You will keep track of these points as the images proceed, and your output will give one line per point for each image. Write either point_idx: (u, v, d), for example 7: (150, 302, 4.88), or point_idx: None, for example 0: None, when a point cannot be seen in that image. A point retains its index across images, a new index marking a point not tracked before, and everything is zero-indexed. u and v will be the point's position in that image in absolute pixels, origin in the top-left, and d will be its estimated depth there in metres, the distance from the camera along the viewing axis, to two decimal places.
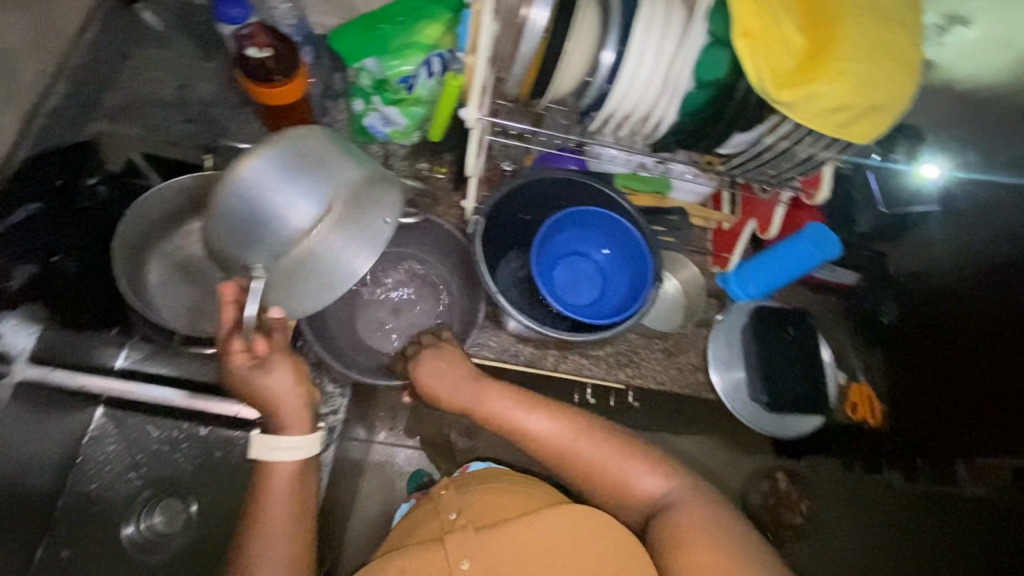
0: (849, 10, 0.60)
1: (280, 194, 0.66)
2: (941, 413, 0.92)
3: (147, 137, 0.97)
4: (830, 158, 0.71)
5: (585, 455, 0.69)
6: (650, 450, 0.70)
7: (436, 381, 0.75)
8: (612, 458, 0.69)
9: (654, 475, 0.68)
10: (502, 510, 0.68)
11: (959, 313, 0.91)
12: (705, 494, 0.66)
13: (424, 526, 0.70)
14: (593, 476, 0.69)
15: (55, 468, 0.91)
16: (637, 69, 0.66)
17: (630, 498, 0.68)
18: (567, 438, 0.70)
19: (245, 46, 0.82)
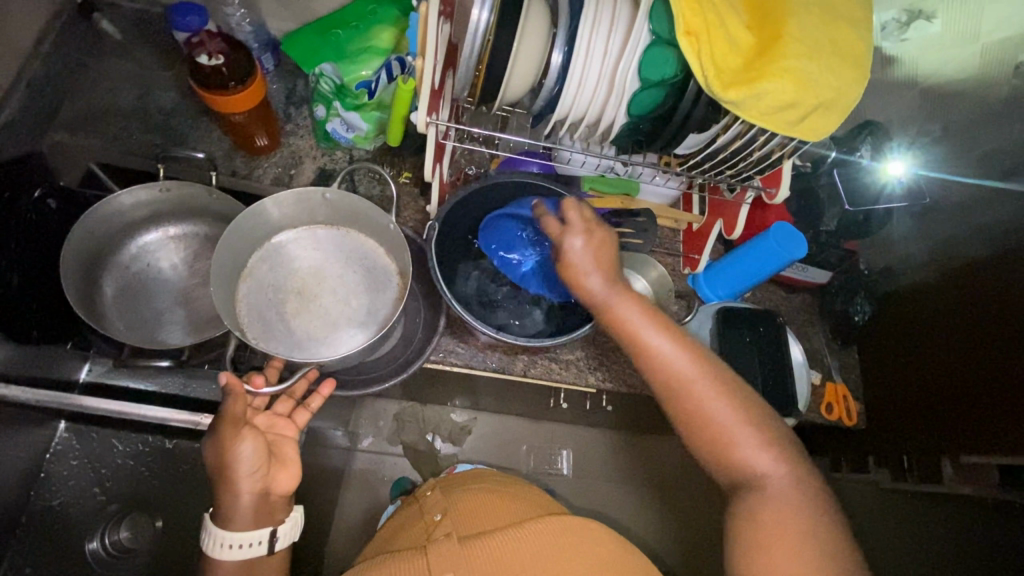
0: (794, 6, 0.59)
1: (287, 268, 0.81)
2: (946, 403, 0.89)
3: (107, 148, 0.96)
4: (785, 156, 0.70)
5: (701, 402, 0.60)
6: (768, 422, 0.60)
7: (581, 271, 0.65)
8: (717, 412, 0.60)
9: (766, 455, 0.58)
10: (487, 518, 0.67)
11: (949, 308, 0.90)
12: (810, 492, 0.57)
13: (411, 531, 0.70)
14: (698, 422, 0.60)
15: (17, 485, 0.90)
16: (584, 71, 0.65)
17: (728, 464, 0.59)
18: (689, 375, 0.61)
19: (194, 52, 0.82)
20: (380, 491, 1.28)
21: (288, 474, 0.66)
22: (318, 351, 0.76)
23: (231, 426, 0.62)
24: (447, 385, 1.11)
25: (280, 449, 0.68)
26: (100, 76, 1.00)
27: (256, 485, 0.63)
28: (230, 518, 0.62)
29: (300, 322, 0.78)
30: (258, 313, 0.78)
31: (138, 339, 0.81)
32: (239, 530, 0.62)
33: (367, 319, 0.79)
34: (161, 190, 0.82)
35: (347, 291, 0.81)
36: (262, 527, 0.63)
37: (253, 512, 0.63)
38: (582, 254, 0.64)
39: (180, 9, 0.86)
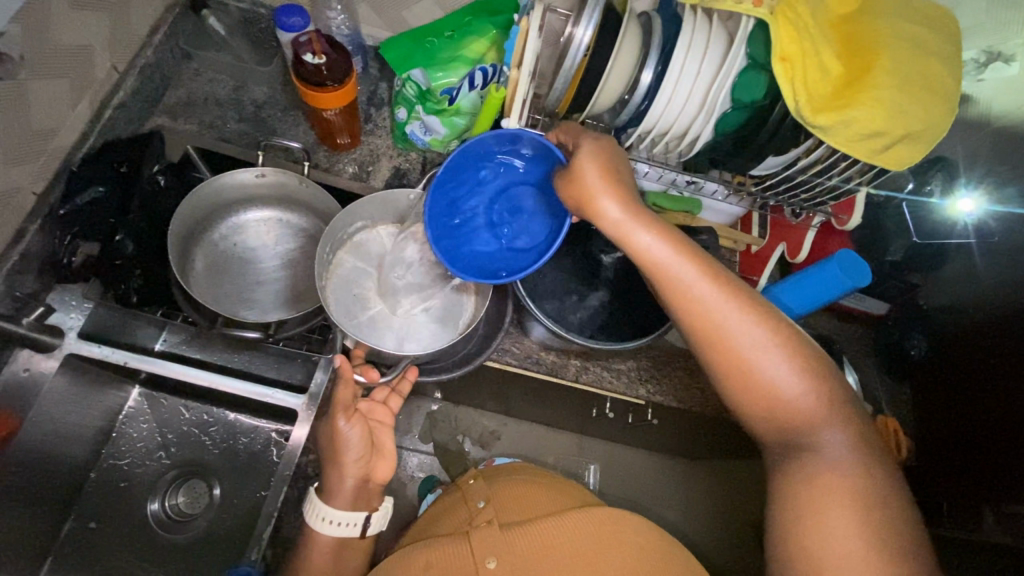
0: (887, 40, 0.62)
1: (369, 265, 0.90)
2: (980, 436, 0.89)
3: (202, 134, 1.02)
4: (863, 183, 0.71)
5: (749, 348, 0.60)
6: (813, 363, 0.60)
7: (594, 193, 0.64)
8: (751, 346, 0.60)
9: (803, 385, 0.59)
10: (529, 506, 0.70)
11: (991, 342, 0.90)
12: (859, 443, 0.58)
13: (453, 516, 0.73)
14: (740, 368, 0.60)
15: (92, 441, 0.95)
16: (675, 90, 0.68)
17: (771, 408, 0.60)
18: (718, 310, 0.61)
19: (301, 50, 0.88)
20: (409, 490, 1.26)
21: (385, 464, 0.78)
22: (407, 342, 0.85)
23: (342, 412, 0.75)
24: (491, 388, 1.13)
25: (380, 438, 0.80)
26: (202, 68, 1.07)
27: (358, 464, 0.76)
28: (335, 498, 0.74)
29: (386, 315, 0.87)
30: (349, 304, 0.86)
31: (225, 311, 0.87)
32: (339, 510, 0.74)
33: (449, 310, 0.88)
34: (258, 175, 0.88)
35: (429, 285, 0.89)
36: (357, 510, 0.75)
37: (352, 496, 0.75)
38: (595, 178, 0.63)
39: (284, 11, 0.92)
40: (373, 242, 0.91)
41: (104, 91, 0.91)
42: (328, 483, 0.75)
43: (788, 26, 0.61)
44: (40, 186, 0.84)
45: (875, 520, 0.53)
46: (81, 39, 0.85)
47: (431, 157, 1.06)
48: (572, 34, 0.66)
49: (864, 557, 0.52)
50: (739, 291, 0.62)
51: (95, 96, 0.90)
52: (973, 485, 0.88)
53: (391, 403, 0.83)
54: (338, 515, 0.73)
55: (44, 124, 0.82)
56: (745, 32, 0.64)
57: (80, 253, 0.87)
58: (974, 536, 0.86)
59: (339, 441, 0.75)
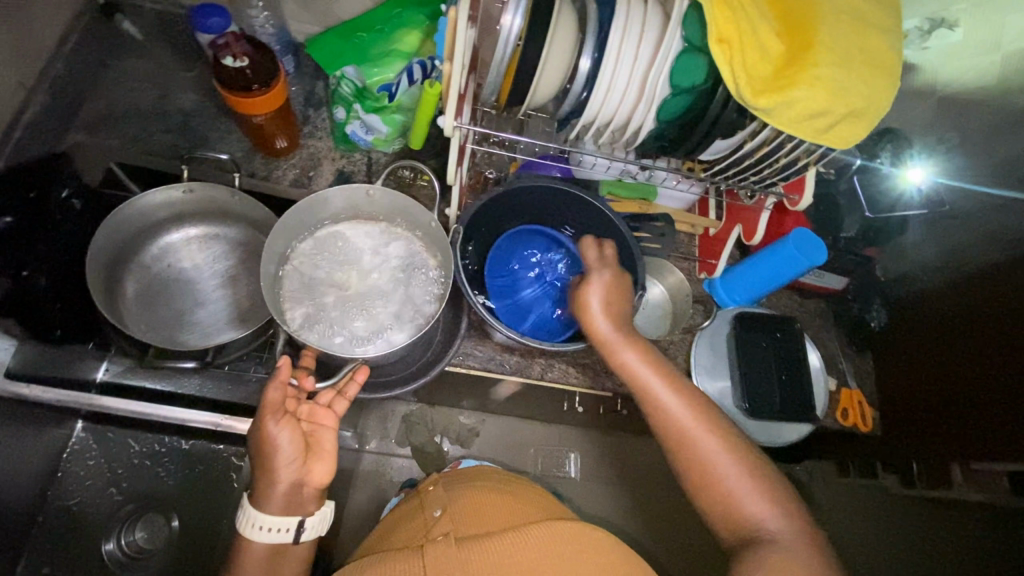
0: (825, 15, 0.60)
1: (315, 266, 0.84)
2: (944, 411, 0.90)
3: (128, 148, 0.96)
4: (811, 163, 0.69)
5: (705, 451, 0.60)
6: (767, 467, 0.60)
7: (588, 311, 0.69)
8: (724, 467, 0.59)
9: (774, 511, 0.57)
10: (487, 515, 0.67)
11: (971, 317, 0.88)
12: (810, 533, 0.56)
13: (408, 527, 0.70)
14: (703, 479, 0.59)
15: (36, 484, 0.90)
16: (613, 77, 0.65)
17: (732, 515, 0.58)
18: (690, 424, 0.61)
19: (220, 54, 0.82)
20: (386, 497, 1.23)
21: (324, 466, 0.67)
22: (382, 336, 0.81)
23: (272, 413, 0.63)
24: (458, 389, 1.10)
25: (319, 439, 0.68)
26: (122, 77, 1.00)
27: (291, 466, 0.64)
28: (265, 502, 0.64)
29: (349, 313, 0.82)
30: (299, 308, 0.80)
31: (159, 338, 0.81)
32: (272, 515, 0.64)
33: (414, 295, 0.84)
34: (185, 191, 0.83)
35: (381, 278, 0.85)
36: (290, 515, 0.64)
37: (286, 499, 0.64)
38: (596, 297, 0.68)
39: (202, 11, 0.85)
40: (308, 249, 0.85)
41: (12, 108, 0.82)
42: (254, 487, 0.64)
43: (723, 4, 0.58)
44: None
45: None
46: None
47: (375, 157, 1.01)
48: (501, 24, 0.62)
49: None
50: (714, 415, 0.63)
51: (3, 112, 0.80)
52: (934, 450, 0.90)
53: (335, 407, 0.71)
54: (267, 519, 0.63)
55: None
56: (680, 13, 0.60)
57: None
58: (950, 495, 0.88)
59: (265, 442, 0.63)
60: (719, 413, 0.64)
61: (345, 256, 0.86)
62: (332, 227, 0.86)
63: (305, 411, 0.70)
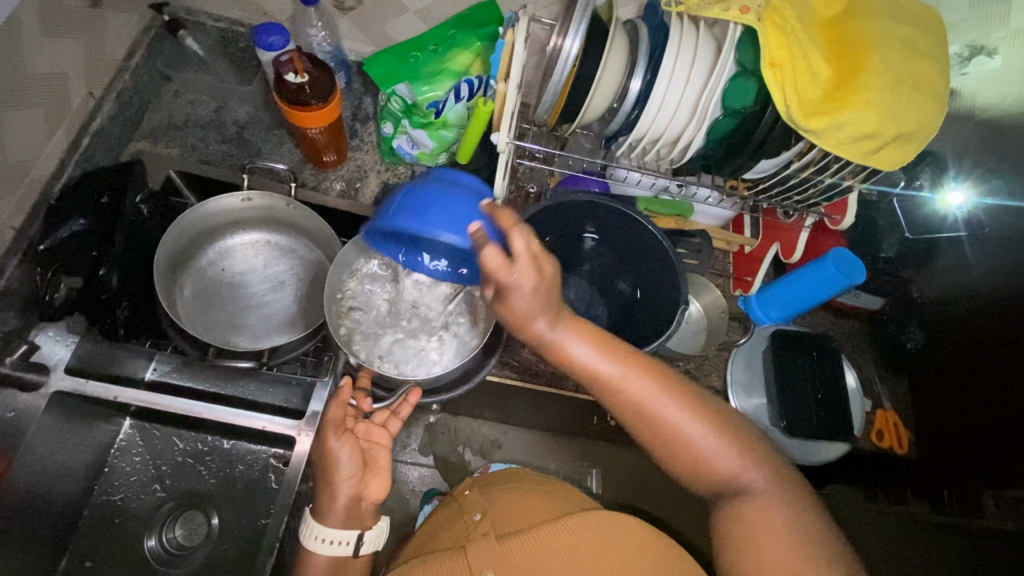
0: (875, 42, 0.62)
1: (375, 293, 0.88)
2: (975, 433, 0.91)
3: (185, 157, 1.01)
4: (856, 184, 0.71)
5: (671, 422, 0.58)
6: (729, 421, 0.61)
7: (522, 316, 0.58)
8: (687, 429, 0.58)
9: (736, 457, 0.58)
10: (526, 514, 0.68)
11: (982, 338, 0.93)
12: (782, 479, 0.58)
13: (450, 531, 0.71)
14: (671, 448, 0.59)
15: (84, 478, 0.93)
16: (665, 98, 0.67)
17: (700, 469, 0.59)
18: (648, 396, 0.59)
19: (284, 70, 0.87)
20: (412, 505, 1.24)
21: (379, 482, 0.72)
22: (438, 360, 0.84)
23: (333, 431, 0.69)
24: (488, 398, 1.12)
25: (375, 457, 0.74)
26: (182, 90, 1.05)
27: (352, 481, 0.70)
28: (326, 515, 0.69)
29: (404, 338, 0.85)
30: (362, 335, 0.85)
31: (216, 339, 0.85)
32: (331, 527, 0.69)
33: (463, 313, 0.87)
34: (243, 199, 0.87)
35: (429, 298, 0.88)
36: (350, 528, 0.70)
37: (345, 513, 0.70)
38: (522, 297, 0.56)
39: (264, 30, 0.90)
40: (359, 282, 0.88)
41: (81, 118, 0.89)
42: (316, 503, 0.70)
43: (776, 31, 0.60)
44: (19, 220, 0.82)
45: (811, 551, 0.52)
46: (55, 67, 0.83)
47: (419, 171, 1.05)
48: (559, 46, 0.65)
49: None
50: (666, 376, 0.60)
51: (72, 123, 0.88)
52: (959, 472, 0.92)
53: (390, 425, 0.78)
54: (330, 531, 0.69)
55: (19, 156, 0.80)
56: (734, 38, 0.63)
57: (63, 288, 0.82)
58: (977, 521, 0.88)
59: (327, 457, 0.69)
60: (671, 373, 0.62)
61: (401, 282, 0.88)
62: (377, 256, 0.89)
63: (363, 429, 0.75)
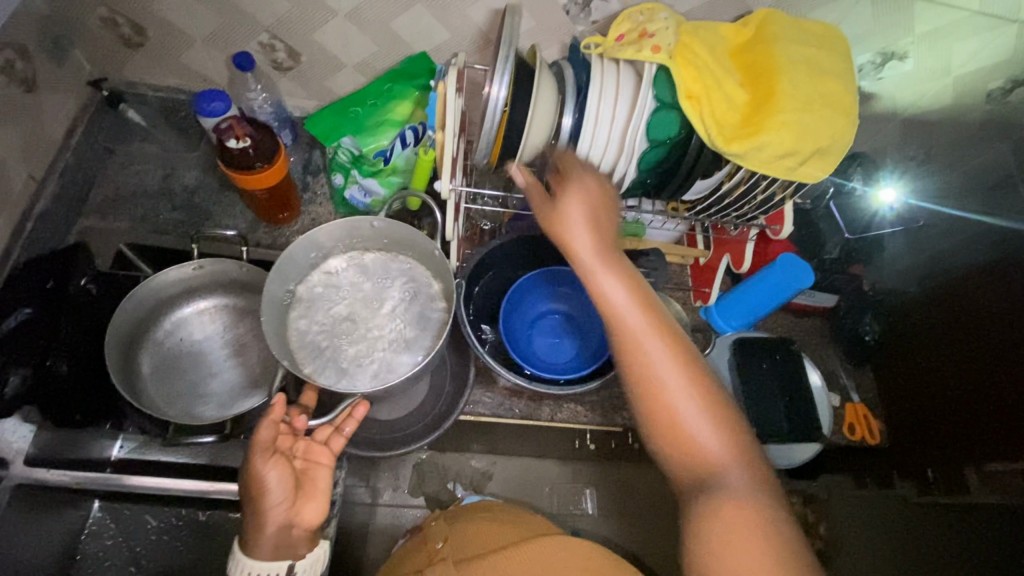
0: (782, 66, 0.65)
1: (317, 313, 0.83)
2: (941, 410, 0.94)
3: (136, 229, 1.00)
4: (787, 197, 0.74)
5: (656, 371, 0.52)
6: (739, 420, 0.53)
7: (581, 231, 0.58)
8: (677, 389, 0.51)
9: (725, 445, 0.51)
10: (487, 538, 0.69)
11: (957, 320, 0.92)
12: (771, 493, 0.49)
13: (412, 560, 0.71)
14: (656, 415, 0.52)
15: (54, 572, 0.89)
16: (594, 135, 0.69)
17: (681, 451, 0.51)
18: (649, 345, 0.53)
19: (223, 137, 0.86)
20: None
21: (316, 506, 0.66)
22: (397, 366, 0.79)
23: (264, 455, 0.61)
24: (467, 434, 1.11)
25: (312, 478, 0.67)
26: (127, 161, 1.05)
27: (282, 507, 0.63)
28: (254, 545, 0.62)
29: (358, 351, 0.80)
30: (312, 357, 0.79)
31: (177, 414, 0.83)
32: (262, 560, 0.62)
33: (419, 299, 0.85)
34: (195, 268, 0.87)
35: (381, 298, 0.85)
36: (280, 559, 0.63)
37: (275, 544, 0.63)
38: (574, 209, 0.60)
39: (204, 96, 0.90)
40: (305, 296, 0.84)
41: (23, 203, 0.88)
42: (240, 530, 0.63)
43: (689, 66, 0.63)
44: None
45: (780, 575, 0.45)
46: None
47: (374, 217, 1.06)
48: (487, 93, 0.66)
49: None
50: (679, 342, 0.54)
51: (14, 209, 0.87)
52: (945, 453, 0.93)
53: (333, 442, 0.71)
54: (257, 565, 0.62)
55: None
56: (649, 77, 0.65)
57: (14, 380, 0.81)
58: (967, 500, 0.89)
59: (252, 481, 0.62)
60: (689, 339, 0.56)
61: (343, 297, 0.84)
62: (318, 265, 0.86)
63: (302, 445, 0.69)
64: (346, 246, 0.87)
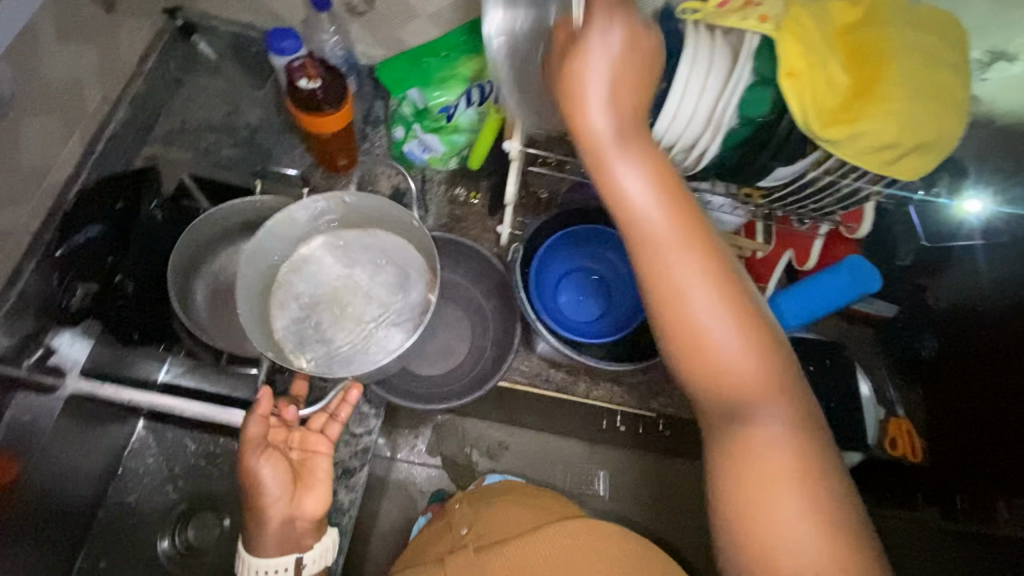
0: (893, 51, 0.61)
1: (297, 302, 0.84)
2: (975, 435, 0.92)
3: (198, 162, 1.02)
4: (875, 191, 0.69)
5: (684, 301, 0.49)
6: (765, 330, 0.51)
7: (602, 145, 0.50)
8: (706, 316, 0.49)
9: (755, 368, 0.49)
10: (511, 524, 0.70)
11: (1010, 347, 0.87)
12: (808, 426, 0.49)
13: (437, 545, 0.72)
14: (682, 342, 0.50)
15: (99, 480, 0.93)
16: (680, 106, 0.65)
17: (709, 374, 0.50)
18: (670, 240, 0.50)
19: (296, 76, 0.86)
20: (419, 505, 1.26)
21: (315, 497, 0.68)
22: (388, 339, 0.83)
23: (254, 450, 0.66)
24: (497, 402, 1.12)
25: (311, 467, 0.70)
26: (194, 93, 1.06)
27: (279, 502, 0.66)
28: (257, 544, 0.66)
29: (345, 330, 0.83)
30: (303, 345, 0.82)
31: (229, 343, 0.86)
32: (266, 557, 0.66)
33: (401, 276, 0.86)
34: (257, 204, 0.88)
35: (360, 279, 0.86)
36: (287, 553, 0.66)
37: (277, 540, 0.66)
38: (599, 61, 0.50)
39: (276, 35, 0.89)
40: (285, 284, 0.84)
41: (96, 123, 0.89)
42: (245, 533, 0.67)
43: (794, 40, 0.59)
44: (35, 224, 0.81)
45: (804, 486, 0.46)
46: (70, 73, 0.83)
47: (430, 175, 1.05)
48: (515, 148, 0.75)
49: (815, 538, 0.45)
50: (713, 259, 0.50)
51: (87, 129, 0.88)
52: (978, 482, 0.90)
53: (328, 430, 0.74)
54: (266, 561, 0.65)
55: (35, 163, 0.80)
56: (750, 48, 0.62)
57: (80, 293, 0.86)
58: (994, 531, 0.87)
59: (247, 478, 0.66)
60: (724, 254, 0.51)
61: (318, 280, 0.85)
62: (296, 250, 0.86)
63: (297, 437, 0.72)
64: (320, 225, 0.86)
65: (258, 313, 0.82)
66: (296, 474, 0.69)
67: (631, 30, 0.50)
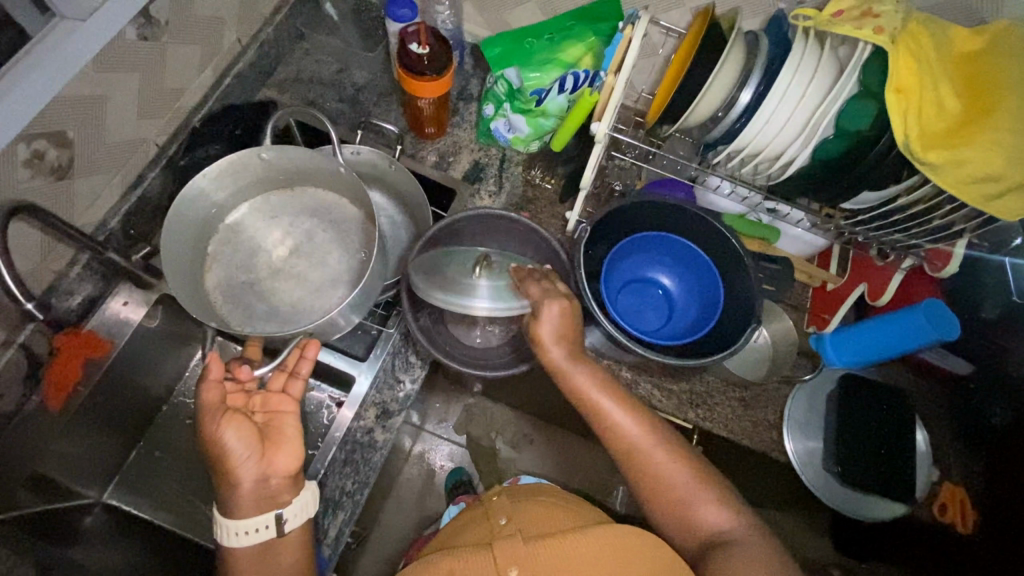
0: (1014, 81, 0.59)
1: (233, 268, 0.84)
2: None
3: (304, 109, 1.10)
4: (967, 230, 0.68)
5: (648, 457, 0.65)
6: (711, 475, 0.66)
7: (569, 370, 0.69)
8: (673, 476, 0.64)
9: (716, 507, 0.63)
10: (551, 524, 0.63)
11: None
12: (760, 532, 0.62)
13: (473, 529, 0.65)
14: (663, 502, 0.64)
15: (168, 377, 1.03)
16: (775, 112, 0.67)
17: (687, 524, 0.63)
18: (642, 445, 0.66)
19: (408, 40, 0.93)
20: (439, 476, 1.29)
21: (284, 454, 0.70)
22: (327, 299, 0.83)
23: (214, 416, 0.67)
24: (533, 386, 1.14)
25: (279, 426, 0.72)
26: (312, 49, 1.15)
27: (247, 460, 0.67)
28: (234, 506, 0.67)
29: (283, 293, 0.83)
30: (242, 310, 0.81)
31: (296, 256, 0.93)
32: (244, 518, 0.66)
33: (337, 232, 0.86)
34: (354, 152, 0.94)
35: (293, 240, 0.86)
36: (265, 512, 0.68)
37: (253, 497, 0.67)
38: (550, 320, 0.70)
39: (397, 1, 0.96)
40: (217, 255, 0.84)
41: (227, 60, 1.00)
42: (223, 503, 0.68)
43: (907, 56, 0.59)
44: (163, 139, 0.92)
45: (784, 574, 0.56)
46: (217, 12, 0.93)
47: (510, 155, 1.09)
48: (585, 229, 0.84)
49: None
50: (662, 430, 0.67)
51: (219, 64, 0.98)
52: None
53: (290, 390, 0.76)
54: (242, 522, 0.66)
55: (174, 85, 0.90)
56: (860, 60, 0.62)
57: None
58: None
59: (210, 442, 0.67)
60: (672, 433, 0.68)
61: (251, 246, 0.85)
62: (224, 219, 0.85)
63: (259, 400, 0.74)
64: (246, 193, 0.85)
65: (196, 285, 0.81)
66: (264, 435, 0.71)
67: (562, 304, 0.70)
